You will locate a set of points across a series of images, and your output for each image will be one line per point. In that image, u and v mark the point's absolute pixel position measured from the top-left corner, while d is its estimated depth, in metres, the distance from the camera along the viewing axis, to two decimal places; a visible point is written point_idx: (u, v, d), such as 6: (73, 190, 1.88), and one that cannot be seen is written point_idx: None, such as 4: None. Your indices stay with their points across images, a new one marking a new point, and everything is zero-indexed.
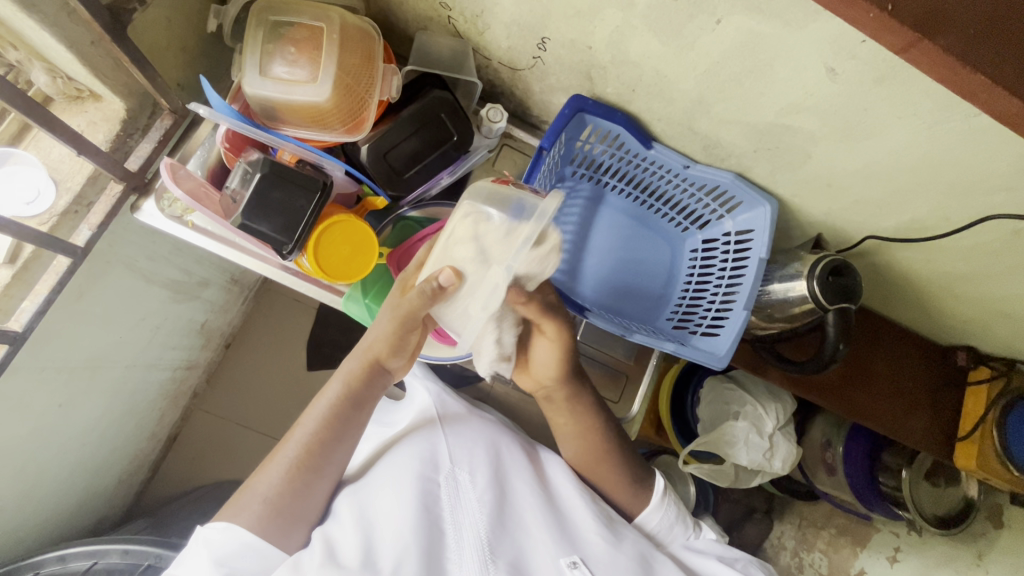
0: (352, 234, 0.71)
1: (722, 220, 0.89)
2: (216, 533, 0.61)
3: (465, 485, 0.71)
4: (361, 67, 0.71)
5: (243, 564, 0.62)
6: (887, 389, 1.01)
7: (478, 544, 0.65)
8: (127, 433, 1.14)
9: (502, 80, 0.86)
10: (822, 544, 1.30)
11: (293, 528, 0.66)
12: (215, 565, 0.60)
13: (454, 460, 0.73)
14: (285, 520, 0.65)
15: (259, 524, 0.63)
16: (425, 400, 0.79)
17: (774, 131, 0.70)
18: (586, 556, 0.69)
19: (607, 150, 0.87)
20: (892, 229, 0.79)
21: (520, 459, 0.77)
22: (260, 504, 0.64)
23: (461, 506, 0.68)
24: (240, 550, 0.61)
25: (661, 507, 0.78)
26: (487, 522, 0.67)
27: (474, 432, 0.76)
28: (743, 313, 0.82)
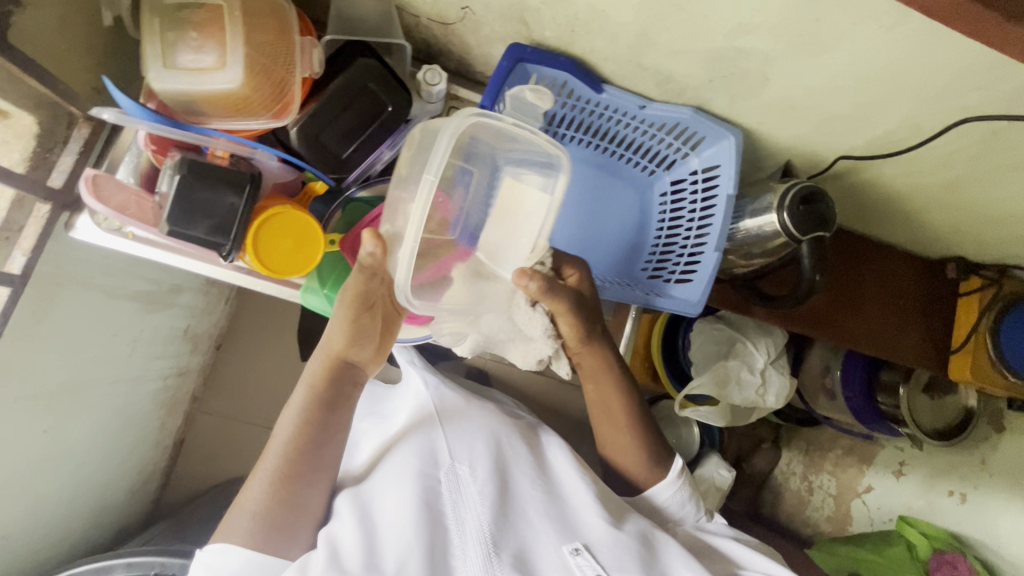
0: (295, 227, 0.66)
1: (688, 158, 0.84)
2: (215, 555, 0.62)
3: (466, 479, 0.70)
4: (275, 45, 0.66)
5: None
6: (877, 311, 0.99)
7: (480, 537, 0.64)
8: (126, 444, 1.14)
9: (434, 38, 0.79)
10: (830, 465, 1.34)
11: (292, 534, 0.66)
12: None
13: (453, 455, 0.72)
14: (280, 530, 0.65)
15: (253, 538, 0.63)
16: (423, 394, 0.82)
17: (726, 56, 0.65)
18: (589, 541, 0.68)
19: (557, 100, 0.81)
20: (864, 146, 0.74)
21: (520, 449, 0.78)
22: (251, 520, 0.64)
23: (464, 501, 0.68)
24: (242, 567, 0.62)
25: (677, 483, 0.78)
26: (489, 515, 0.66)
27: (472, 425, 0.78)
28: (714, 256, 0.79)
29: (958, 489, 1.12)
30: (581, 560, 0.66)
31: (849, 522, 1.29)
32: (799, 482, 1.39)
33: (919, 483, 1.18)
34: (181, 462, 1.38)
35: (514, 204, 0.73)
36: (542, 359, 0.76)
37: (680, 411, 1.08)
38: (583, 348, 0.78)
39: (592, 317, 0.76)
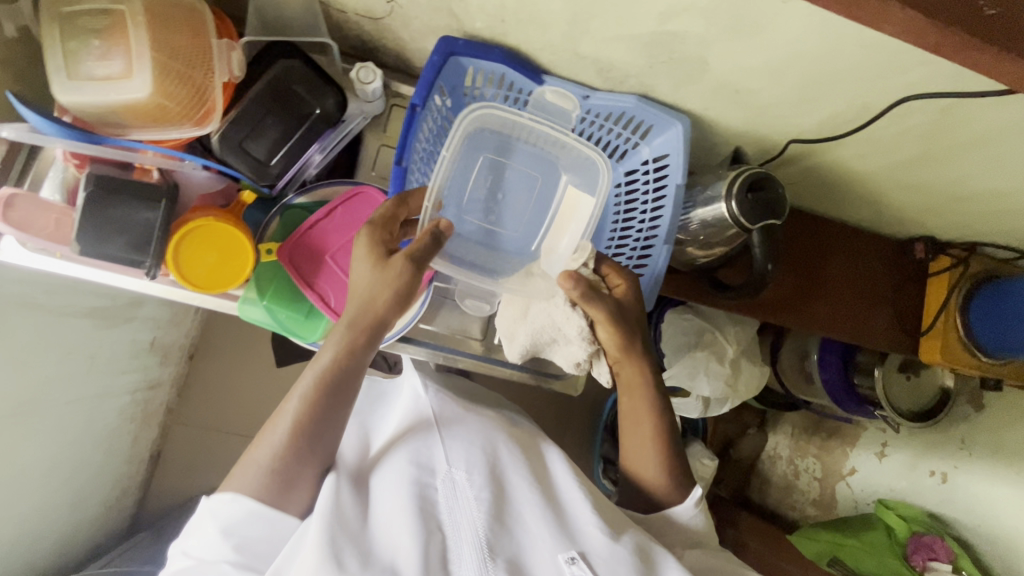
0: (217, 238, 0.63)
1: (638, 148, 0.81)
2: (220, 503, 0.56)
3: (463, 484, 0.64)
4: (191, 48, 0.63)
5: (252, 532, 0.57)
6: (844, 296, 0.96)
7: (476, 543, 0.57)
8: (96, 461, 1.13)
9: (367, 35, 0.75)
10: (815, 449, 1.33)
11: (297, 492, 0.60)
12: (221, 534, 0.56)
13: (449, 460, 0.66)
14: (289, 485, 0.59)
15: (261, 491, 0.57)
16: (421, 393, 0.75)
17: (661, 42, 0.63)
18: (586, 550, 0.60)
19: (500, 94, 0.78)
20: (815, 129, 0.71)
21: (518, 454, 0.71)
22: (259, 471, 0.58)
23: (459, 507, 0.61)
24: (246, 518, 0.56)
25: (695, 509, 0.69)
26: (485, 520, 0.59)
27: (469, 431, 0.71)
28: (664, 249, 0.77)
29: (941, 469, 1.10)
30: (576, 569, 0.58)
31: (835, 506, 1.28)
32: (786, 466, 1.38)
33: (903, 463, 1.17)
34: (160, 474, 1.37)
35: (564, 205, 0.78)
36: (578, 362, 0.74)
37: None
38: (622, 357, 0.72)
39: (631, 327, 0.71)
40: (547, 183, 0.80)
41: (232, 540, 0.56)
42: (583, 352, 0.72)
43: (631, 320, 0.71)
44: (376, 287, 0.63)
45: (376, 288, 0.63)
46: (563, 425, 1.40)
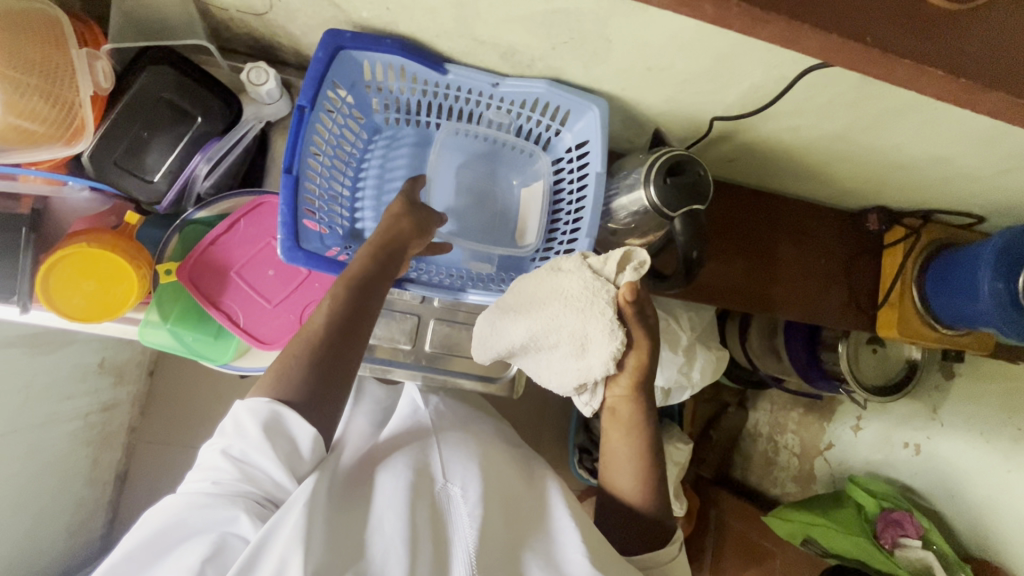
0: (96, 267, 0.60)
1: (561, 135, 0.77)
2: (259, 399, 0.53)
3: (458, 499, 0.60)
4: (47, 61, 0.57)
5: (284, 438, 0.53)
6: (796, 273, 0.92)
7: (467, 557, 0.53)
8: (55, 487, 1.09)
9: (255, 32, 0.70)
10: (793, 424, 1.30)
11: (332, 404, 0.57)
12: (259, 431, 0.51)
13: (447, 475, 0.63)
14: (329, 385, 0.57)
15: (302, 387, 0.55)
16: (420, 409, 0.74)
17: (556, 20, 0.57)
18: None
19: (406, 87, 0.73)
20: (739, 103, 0.66)
21: (512, 481, 0.68)
22: (300, 364, 0.56)
23: (453, 522, 0.57)
24: (280, 419, 0.53)
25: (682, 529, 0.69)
26: (477, 536, 0.55)
27: (470, 450, 0.69)
28: (585, 242, 0.71)
29: (914, 440, 1.07)
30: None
31: (813, 481, 1.24)
32: (766, 442, 1.36)
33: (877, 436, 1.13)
34: (129, 494, 1.34)
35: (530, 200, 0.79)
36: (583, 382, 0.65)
37: None
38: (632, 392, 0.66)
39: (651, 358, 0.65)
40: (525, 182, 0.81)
41: (269, 437, 0.52)
42: (600, 374, 0.63)
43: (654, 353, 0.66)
44: (395, 216, 0.66)
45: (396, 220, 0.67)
46: (534, 420, 1.37)
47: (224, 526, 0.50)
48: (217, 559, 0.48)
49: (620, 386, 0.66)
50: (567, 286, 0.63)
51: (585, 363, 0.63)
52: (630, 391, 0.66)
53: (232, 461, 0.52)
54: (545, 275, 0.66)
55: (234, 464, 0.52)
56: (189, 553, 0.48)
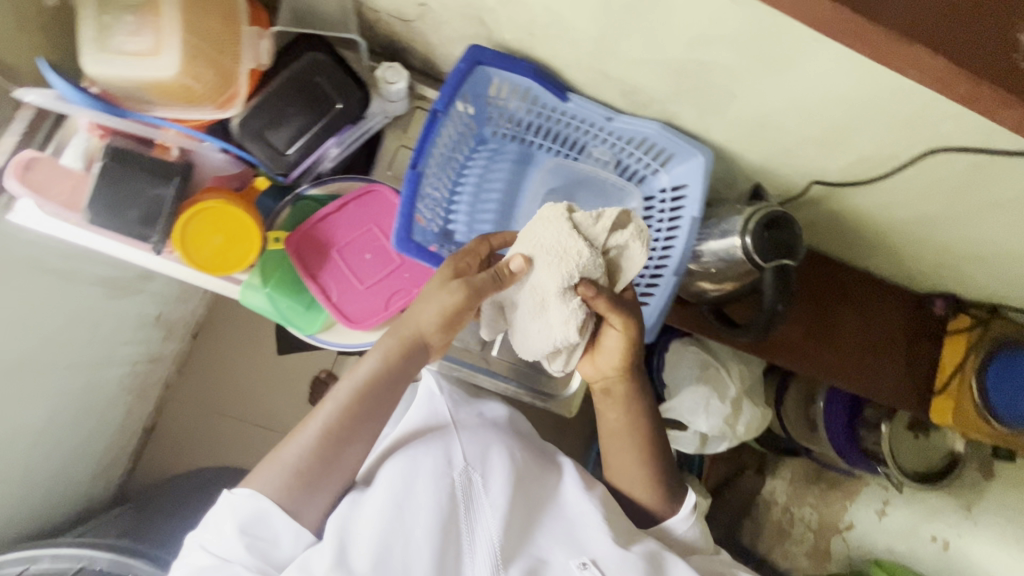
0: (227, 220, 0.64)
1: (658, 175, 0.80)
2: (241, 498, 0.55)
3: (478, 490, 0.61)
4: (221, 32, 0.63)
5: (261, 537, 0.55)
6: (856, 344, 0.93)
7: (489, 550, 0.57)
8: (88, 427, 1.11)
9: (397, 36, 0.76)
10: (811, 499, 1.23)
11: (317, 496, 0.59)
12: (238, 534, 0.54)
13: (468, 460, 0.62)
14: (313, 488, 0.58)
15: (283, 493, 0.57)
16: (437, 392, 0.69)
17: (689, 68, 0.62)
18: (597, 555, 0.61)
19: (523, 107, 0.78)
20: (841, 172, 0.69)
21: (530, 462, 0.67)
22: (287, 474, 0.58)
23: (475, 513, 0.59)
24: (261, 519, 0.55)
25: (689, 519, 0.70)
26: (501, 526, 0.59)
27: (487, 434, 0.67)
28: (672, 279, 0.74)
29: (943, 534, 1.05)
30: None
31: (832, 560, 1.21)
32: (779, 512, 1.26)
33: (902, 526, 1.10)
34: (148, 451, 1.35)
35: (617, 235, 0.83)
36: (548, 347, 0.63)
37: None
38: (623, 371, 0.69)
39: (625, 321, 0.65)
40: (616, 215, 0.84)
41: (251, 537, 0.55)
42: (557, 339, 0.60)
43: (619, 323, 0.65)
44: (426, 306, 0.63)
45: (424, 305, 0.64)
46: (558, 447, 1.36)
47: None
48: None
49: (609, 368, 0.70)
50: (545, 235, 0.59)
51: (546, 323, 0.61)
52: (619, 371, 0.70)
53: (217, 554, 0.54)
54: (532, 218, 0.62)
55: (216, 555, 0.54)
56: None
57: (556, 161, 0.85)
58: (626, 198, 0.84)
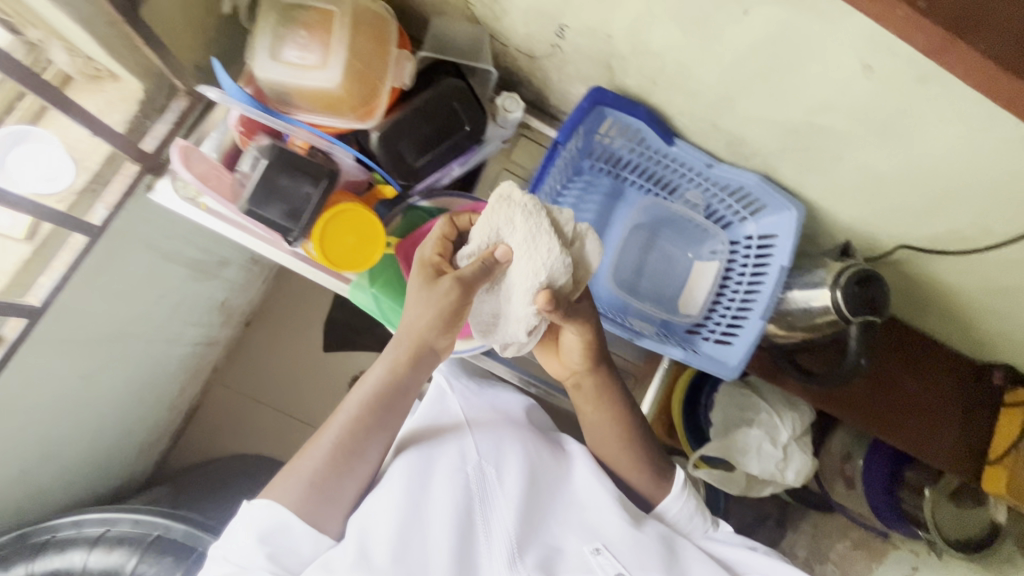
0: (359, 222, 0.69)
1: (745, 223, 0.85)
2: (259, 509, 0.56)
3: (492, 482, 0.64)
4: (375, 53, 0.69)
5: (283, 540, 0.56)
6: (915, 405, 0.95)
7: (506, 539, 0.59)
8: (146, 402, 1.14)
9: (519, 69, 0.82)
10: (836, 556, 1.22)
11: (333, 508, 0.59)
12: (258, 542, 0.55)
13: (482, 454, 0.66)
14: (328, 499, 0.59)
15: (300, 503, 0.57)
16: (447, 390, 0.73)
17: (803, 130, 0.66)
18: (609, 541, 0.64)
19: (628, 145, 0.83)
20: (928, 239, 0.73)
21: (544, 456, 0.70)
22: (305, 484, 0.58)
23: (490, 504, 0.62)
24: (281, 527, 0.56)
25: (682, 497, 0.72)
26: (516, 517, 0.61)
27: (500, 429, 0.70)
28: (759, 323, 0.77)
29: None
30: (601, 560, 0.62)
31: None
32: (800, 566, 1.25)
33: None
34: (188, 433, 1.35)
35: (698, 275, 0.88)
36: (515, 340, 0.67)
37: (693, 469, 1.07)
38: (589, 368, 0.73)
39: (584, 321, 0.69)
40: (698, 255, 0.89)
41: (271, 547, 0.55)
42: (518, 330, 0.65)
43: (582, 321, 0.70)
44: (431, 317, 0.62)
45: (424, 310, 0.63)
46: None
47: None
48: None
49: (575, 363, 0.73)
50: (517, 230, 0.62)
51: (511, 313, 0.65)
52: (585, 366, 0.73)
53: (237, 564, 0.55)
54: (499, 210, 0.64)
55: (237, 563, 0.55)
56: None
57: (654, 202, 0.89)
58: (708, 239, 0.89)
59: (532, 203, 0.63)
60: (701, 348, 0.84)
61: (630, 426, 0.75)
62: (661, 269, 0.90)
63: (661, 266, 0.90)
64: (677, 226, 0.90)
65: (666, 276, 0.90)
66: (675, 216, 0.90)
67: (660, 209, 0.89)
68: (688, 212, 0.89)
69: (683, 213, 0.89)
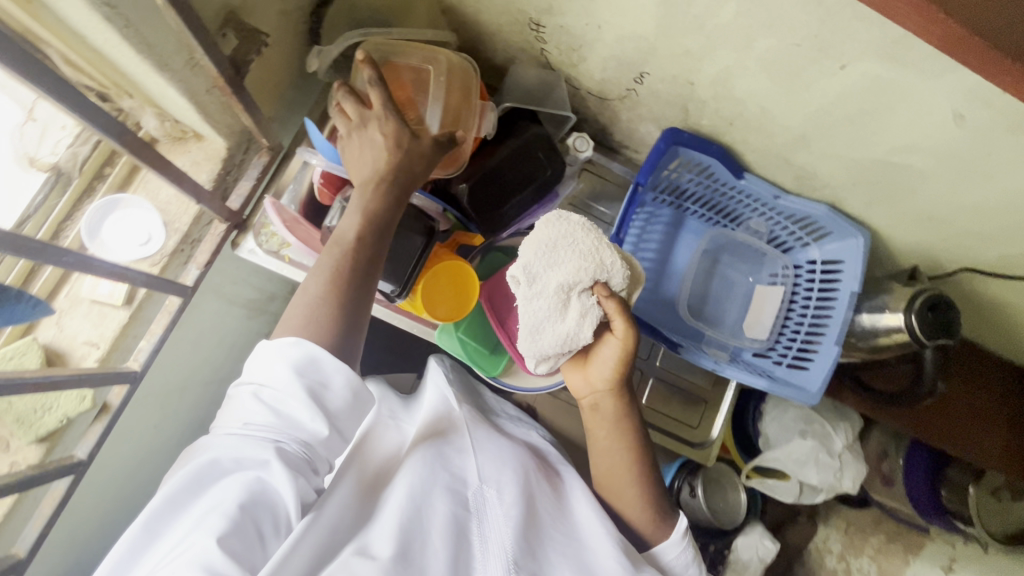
0: (457, 276, 0.71)
1: (808, 248, 0.88)
2: (289, 344, 0.53)
3: (491, 501, 0.62)
4: (460, 105, 0.70)
5: (317, 379, 0.53)
6: (967, 413, 0.98)
7: (503, 554, 0.57)
8: None
9: (587, 108, 0.86)
10: (871, 549, 1.19)
11: (357, 341, 0.58)
12: (295, 373, 0.52)
13: (482, 477, 0.64)
14: (353, 332, 0.57)
15: (328, 336, 0.55)
16: (453, 406, 0.74)
17: (879, 168, 0.69)
18: None
19: (696, 178, 0.85)
20: (991, 262, 0.77)
21: (543, 485, 0.69)
22: (324, 311, 0.56)
23: (487, 524, 0.60)
24: (319, 360, 0.53)
25: (681, 543, 0.69)
26: (514, 534, 0.59)
27: (503, 450, 0.70)
28: (834, 348, 0.81)
29: None
30: None
31: None
32: (835, 562, 1.23)
33: None
34: None
35: (762, 299, 0.90)
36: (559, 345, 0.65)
37: (744, 479, 1.12)
38: (614, 386, 0.70)
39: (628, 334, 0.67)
40: (759, 279, 0.92)
41: (307, 380, 0.53)
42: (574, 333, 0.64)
43: (624, 335, 0.67)
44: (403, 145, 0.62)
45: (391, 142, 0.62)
46: None
47: (258, 468, 0.51)
48: (257, 498, 0.50)
49: (601, 379, 0.71)
50: (579, 242, 0.63)
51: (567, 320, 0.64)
52: (608, 386, 0.71)
53: (266, 408, 0.52)
54: (555, 228, 0.63)
55: (264, 409, 0.52)
56: (229, 491, 0.50)
57: (718, 230, 0.92)
58: (768, 263, 0.92)
59: (588, 222, 0.64)
60: (773, 373, 0.88)
61: (643, 465, 0.72)
62: (727, 294, 0.93)
63: (725, 292, 0.93)
64: (738, 251, 0.93)
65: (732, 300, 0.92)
66: (737, 242, 0.92)
67: (724, 236, 0.92)
68: (751, 237, 0.91)
69: (745, 237, 0.92)
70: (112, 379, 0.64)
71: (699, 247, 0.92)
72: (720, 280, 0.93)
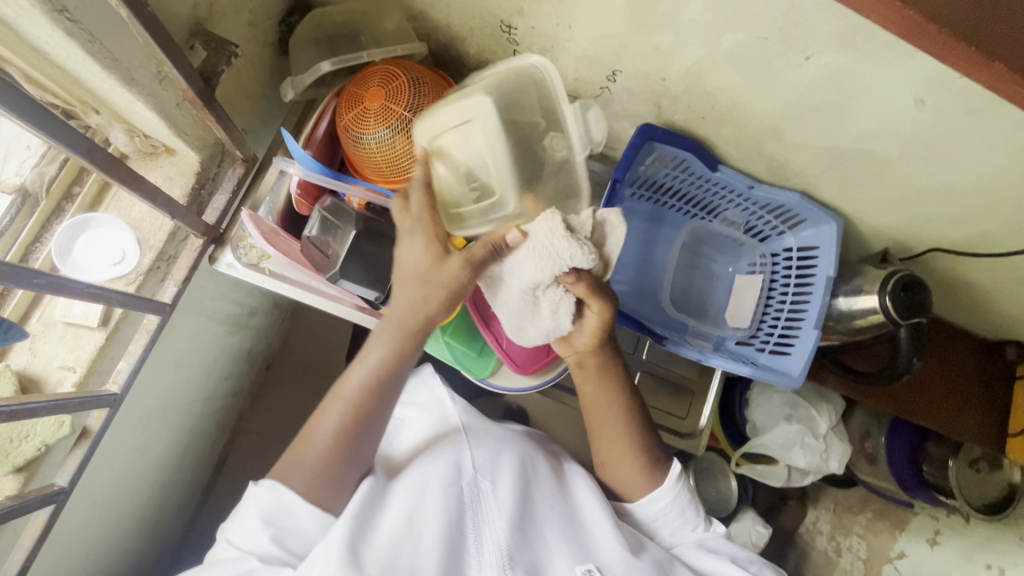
0: None
1: (783, 236, 0.90)
2: (265, 489, 0.56)
3: (486, 493, 0.62)
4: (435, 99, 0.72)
5: (286, 522, 0.56)
6: (941, 387, 1.01)
7: (497, 549, 0.58)
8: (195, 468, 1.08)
9: None
10: (859, 527, 1.24)
11: (342, 492, 0.59)
12: (262, 524, 0.55)
13: (478, 466, 0.64)
14: (335, 487, 0.59)
15: (306, 488, 0.57)
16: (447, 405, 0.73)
17: (848, 155, 0.71)
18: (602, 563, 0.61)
19: (673, 173, 0.86)
20: (958, 242, 0.80)
21: (544, 470, 0.69)
22: (313, 468, 0.58)
23: (483, 515, 0.61)
24: (285, 510, 0.56)
25: (674, 490, 0.71)
26: (507, 527, 0.60)
27: (498, 440, 0.69)
28: (813, 332, 0.83)
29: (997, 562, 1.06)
30: None
31: None
32: (825, 541, 1.26)
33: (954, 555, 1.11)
34: None
35: (742, 288, 0.92)
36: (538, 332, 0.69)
37: (735, 467, 1.13)
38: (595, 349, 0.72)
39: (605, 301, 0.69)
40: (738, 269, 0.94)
41: (273, 528, 0.55)
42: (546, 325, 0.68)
43: (598, 301, 0.68)
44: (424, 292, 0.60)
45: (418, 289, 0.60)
46: None
47: None
48: None
49: (582, 343, 0.72)
50: (536, 236, 0.61)
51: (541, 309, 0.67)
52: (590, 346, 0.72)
53: (239, 549, 0.55)
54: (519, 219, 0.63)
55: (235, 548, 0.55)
56: None
57: (696, 223, 0.94)
58: (745, 253, 0.94)
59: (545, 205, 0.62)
60: (759, 360, 0.89)
61: (631, 424, 0.73)
62: (707, 285, 0.94)
63: (705, 283, 0.94)
64: (716, 243, 0.95)
65: (713, 291, 0.94)
66: (715, 233, 0.94)
67: (702, 229, 0.94)
68: (728, 229, 0.94)
69: (723, 229, 0.94)
70: (91, 404, 0.62)
71: (678, 240, 0.94)
72: (699, 271, 0.95)
